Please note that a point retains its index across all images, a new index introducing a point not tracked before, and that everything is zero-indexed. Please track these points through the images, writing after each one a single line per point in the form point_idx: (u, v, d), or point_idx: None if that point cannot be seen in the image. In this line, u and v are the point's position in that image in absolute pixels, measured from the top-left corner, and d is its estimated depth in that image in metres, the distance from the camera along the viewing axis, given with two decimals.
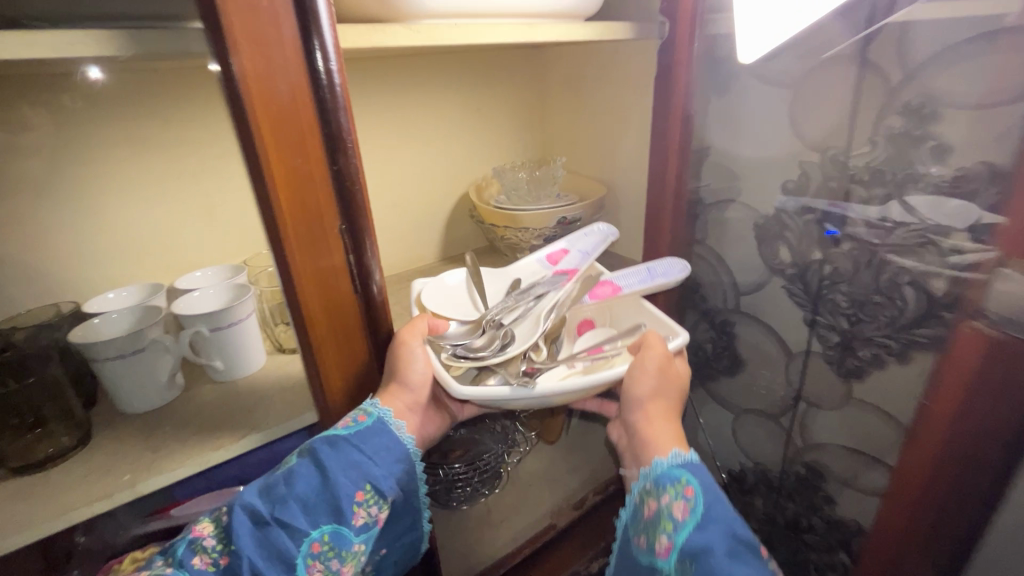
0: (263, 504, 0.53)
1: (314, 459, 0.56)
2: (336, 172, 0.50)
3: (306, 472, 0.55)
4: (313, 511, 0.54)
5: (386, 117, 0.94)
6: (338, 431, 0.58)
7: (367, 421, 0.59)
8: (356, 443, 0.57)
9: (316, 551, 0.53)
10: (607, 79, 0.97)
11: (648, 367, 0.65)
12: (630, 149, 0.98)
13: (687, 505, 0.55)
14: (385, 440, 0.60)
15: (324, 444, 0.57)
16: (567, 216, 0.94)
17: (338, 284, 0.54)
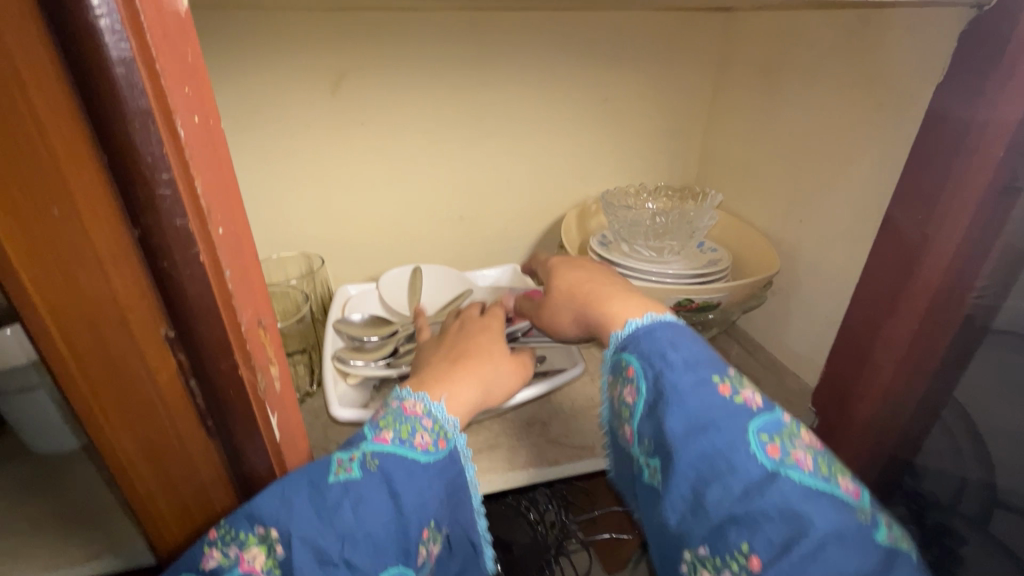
0: (319, 555, 0.32)
1: (384, 485, 0.35)
2: (147, 243, 0.25)
3: (378, 507, 0.34)
4: (377, 556, 0.33)
5: (463, 100, 0.65)
6: (409, 449, 0.37)
7: (445, 453, 0.39)
8: (432, 475, 0.37)
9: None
10: (830, 76, 0.54)
11: (619, 294, 0.46)
12: (841, 204, 0.55)
13: (637, 386, 0.39)
14: (461, 476, 0.40)
15: (396, 463, 0.36)
16: (693, 300, 0.58)
17: (174, 426, 0.30)
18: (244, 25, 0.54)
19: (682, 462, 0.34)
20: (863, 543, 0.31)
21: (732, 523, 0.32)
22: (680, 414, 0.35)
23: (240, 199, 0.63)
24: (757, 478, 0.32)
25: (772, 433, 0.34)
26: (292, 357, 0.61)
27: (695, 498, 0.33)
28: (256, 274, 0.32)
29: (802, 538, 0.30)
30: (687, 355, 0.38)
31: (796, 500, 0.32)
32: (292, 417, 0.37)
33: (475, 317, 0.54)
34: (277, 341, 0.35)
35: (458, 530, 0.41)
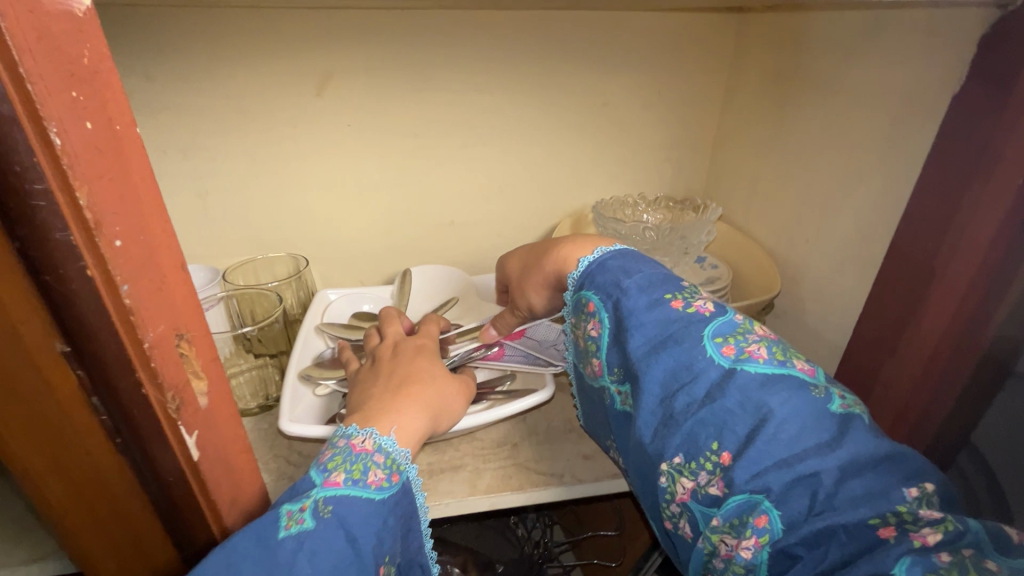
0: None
1: (342, 529, 0.34)
2: (28, 255, 0.24)
3: (338, 554, 0.33)
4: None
5: (454, 104, 0.62)
6: (363, 488, 0.36)
7: (398, 487, 0.38)
8: (387, 512, 0.37)
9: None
10: (844, 82, 0.49)
11: (560, 242, 0.50)
12: (848, 224, 0.50)
13: (600, 323, 0.42)
14: (413, 508, 0.40)
15: (353, 506, 0.35)
16: None
17: (81, 439, 0.29)
18: (228, 25, 0.54)
19: (648, 373, 0.36)
20: (819, 417, 0.31)
21: (699, 425, 0.33)
22: (640, 333, 0.38)
23: (227, 200, 0.62)
24: (715, 376, 0.34)
25: (726, 334, 0.36)
26: (262, 360, 0.61)
27: (666, 412, 0.35)
28: (180, 287, 0.30)
29: (764, 422, 0.31)
30: (641, 279, 0.41)
31: (754, 388, 0.33)
32: (227, 436, 0.35)
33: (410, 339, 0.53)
34: (209, 355, 0.33)
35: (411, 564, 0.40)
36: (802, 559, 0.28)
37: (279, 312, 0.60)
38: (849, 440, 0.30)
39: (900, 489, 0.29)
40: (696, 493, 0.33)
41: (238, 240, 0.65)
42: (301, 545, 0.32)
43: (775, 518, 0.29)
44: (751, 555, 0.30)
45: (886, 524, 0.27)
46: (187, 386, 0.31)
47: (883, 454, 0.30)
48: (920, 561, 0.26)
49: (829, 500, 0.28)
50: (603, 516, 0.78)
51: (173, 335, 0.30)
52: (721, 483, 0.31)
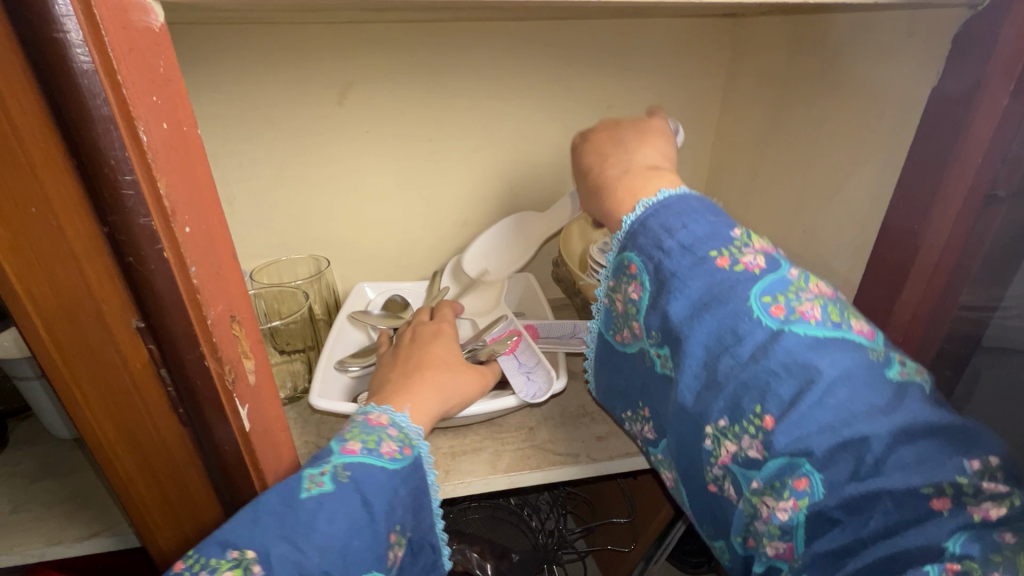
0: (296, 569, 0.33)
1: (358, 496, 0.36)
2: (115, 240, 0.27)
3: (353, 520, 0.35)
4: (350, 565, 0.34)
5: (467, 110, 0.66)
6: (379, 459, 0.38)
7: (411, 459, 0.40)
8: (398, 482, 0.38)
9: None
10: (835, 79, 0.53)
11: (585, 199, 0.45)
12: (842, 212, 0.53)
13: (639, 284, 0.38)
14: (424, 478, 0.42)
15: (369, 476, 0.37)
16: None
17: (148, 408, 0.32)
18: (254, 39, 0.57)
19: (691, 338, 0.35)
20: (876, 386, 0.31)
21: (744, 389, 0.32)
22: (683, 298, 0.35)
23: (253, 205, 0.66)
24: (762, 339, 0.33)
25: (776, 293, 0.34)
26: (290, 355, 0.64)
27: (706, 374, 0.34)
28: (232, 273, 0.33)
29: (812, 386, 0.31)
30: (685, 236, 0.37)
31: (802, 352, 0.32)
32: (271, 412, 0.38)
33: (427, 327, 0.56)
34: (254, 337, 0.36)
35: (421, 535, 0.42)
36: (841, 523, 0.30)
37: (306, 309, 0.64)
38: (906, 411, 0.30)
39: (959, 461, 0.29)
40: (736, 457, 0.33)
41: (264, 242, 0.69)
42: (316, 508, 0.34)
43: (815, 481, 0.30)
44: (789, 517, 0.31)
45: (938, 495, 0.29)
46: (240, 362, 0.34)
47: (939, 426, 0.30)
48: (973, 534, 0.28)
49: (876, 465, 0.29)
50: (617, 503, 0.80)
51: (228, 315, 0.33)
52: (760, 447, 0.31)
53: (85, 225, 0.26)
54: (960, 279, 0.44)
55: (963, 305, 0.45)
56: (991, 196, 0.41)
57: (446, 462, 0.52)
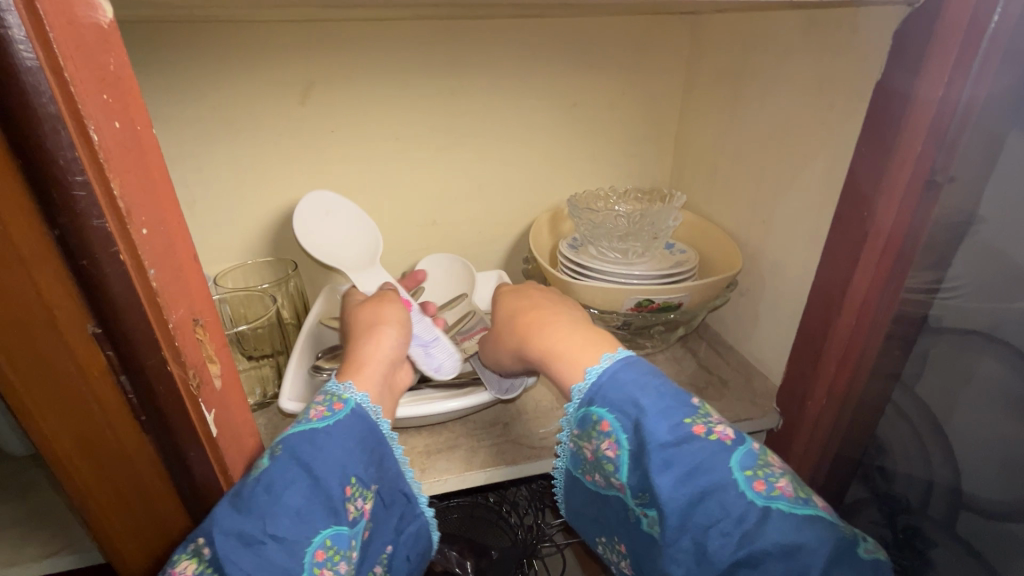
0: (242, 538, 0.33)
1: (295, 460, 0.37)
2: (67, 244, 0.26)
3: (294, 481, 0.36)
4: (304, 520, 0.35)
5: (433, 109, 0.66)
6: (307, 423, 0.39)
7: (344, 412, 0.41)
8: (338, 437, 0.39)
9: (323, 560, 0.35)
10: (788, 74, 0.55)
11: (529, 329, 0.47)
12: (798, 203, 0.55)
13: (616, 442, 0.38)
14: (372, 428, 0.42)
15: (300, 441, 0.38)
16: (653, 301, 0.58)
17: (107, 418, 0.32)
18: (211, 37, 0.56)
19: (681, 515, 0.35)
20: (850, 562, 0.33)
21: (736, 567, 0.33)
22: (667, 466, 0.35)
23: (215, 208, 0.64)
24: (751, 519, 0.33)
25: (755, 468, 0.35)
26: (259, 361, 0.63)
27: (696, 548, 0.34)
28: (195, 275, 0.33)
29: (800, 566, 0.32)
30: (659, 401, 0.38)
31: (787, 534, 0.33)
32: (239, 418, 0.38)
33: (371, 309, 0.53)
34: (220, 341, 0.35)
35: (390, 488, 0.43)
36: None
37: (274, 313, 0.62)
38: None
39: None
40: None
41: (228, 246, 0.67)
42: (258, 480, 0.35)
43: None
44: None
45: None
46: (205, 367, 0.33)
47: None
48: None
49: None
50: None
51: (192, 319, 0.32)
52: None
53: (35, 227, 0.26)
54: (905, 262, 0.46)
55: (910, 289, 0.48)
56: (930, 180, 0.42)
57: (422, 461, 0.52)
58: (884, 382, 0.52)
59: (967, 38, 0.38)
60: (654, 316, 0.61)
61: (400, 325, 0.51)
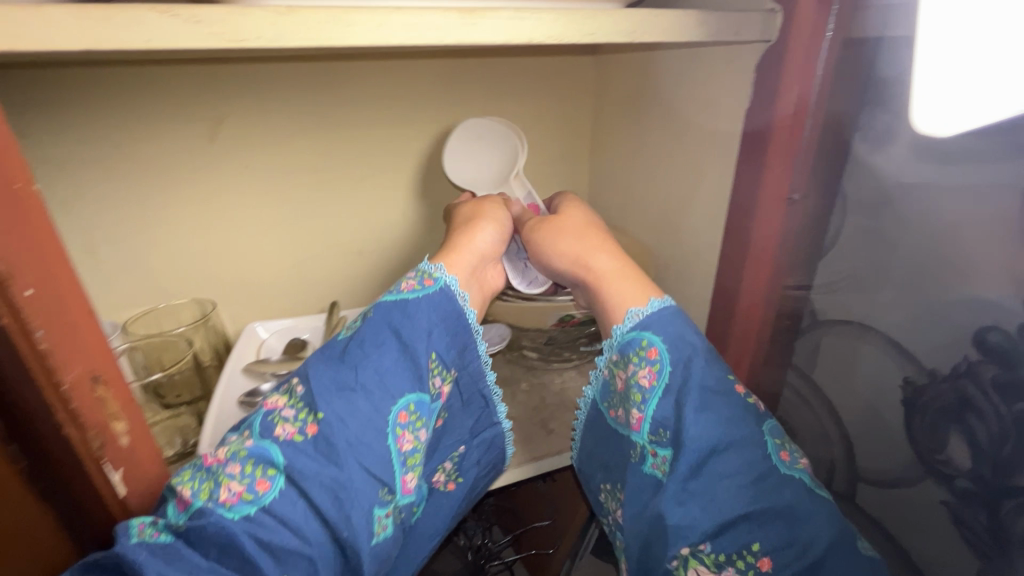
0: (337, 384, 0.40)
1: (387, 325, 0.43)
2: None
3: (384, 344, 0.43)
4: (390, 379, 0.41)
5: (348, 140, 0.66)
6: (400, 294, 0.46)
7: (433, 288, 0.47)
8: (427, 316, 0.45)
9: (405, 421, 0.41)
10: (680, 100, 0.60)
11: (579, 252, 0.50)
12: (697, 217, 0.60)
13: (656, 370, 0.42)
14: (456, 312, 0.47)
15: (393, 309, 0.44)
16: (575, 314, 0.61)
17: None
18: (105, 76, 0.54)
19: (709, 456, 0.39)
20: (855, 548, 0.37)
21: (743, 519, 0.37)
22: (713, 404, 0.40)
23: (120, 251, 0.61)
24: (776, 473, 0.39)
25: (783, 441, 0.41)
26: (176, 408, 0.60)
27: (706, 490, 0.38)
28: (91, 331, 0.32)
29: (798, 525, 0.37)
30: (706, 351, 0.43)
31: (799, 498, 0.38)
32: (150, 474, 0.37)
33: (473, 206, 0.56)
34: (126, 395, 0.34)
35: (468, 382, 0.49)
36: None
37: (189, 358, 0.60)
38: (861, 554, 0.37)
39: None
40: None
41: (136, 289, 0.64)
42: (355, 342, 0.42)
43: None
44: None
45: None
46: (108, 426, 0.33)
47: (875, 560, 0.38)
48: None
49: None
50: (538, 508, 0.83)
51: (89, 378, 0.31)
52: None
53: None
54: (778, 259, 0.55)
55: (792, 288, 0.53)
56: (789, 200, 0.52)
57: None
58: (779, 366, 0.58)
59: (807, 64, 0.47)
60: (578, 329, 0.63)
61: (497, 224, 0.54)
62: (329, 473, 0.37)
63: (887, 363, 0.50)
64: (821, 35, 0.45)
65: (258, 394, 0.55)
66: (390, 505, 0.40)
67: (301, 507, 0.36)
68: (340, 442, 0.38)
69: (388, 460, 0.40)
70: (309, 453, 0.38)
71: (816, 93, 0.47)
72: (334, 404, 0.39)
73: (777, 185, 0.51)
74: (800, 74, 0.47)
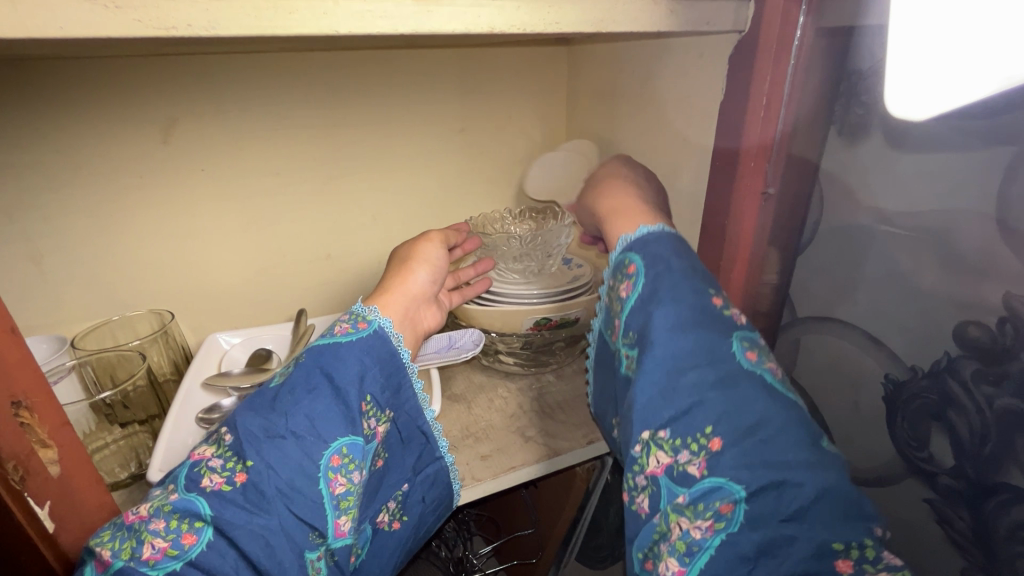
0: (265, 431, 0.37)
1: (318, 368, 0.41)
2: None
3: (316, 388, 0.40)
4: (321, 424, 0.39)
5: (312, 140, 0.63)
6: (332, 337, 0.43)
7: (367, 331, 0.45)
8: (362, 353, 0.43)
9: (338, 465, 0.38)
10: (651, 98, 0.59)
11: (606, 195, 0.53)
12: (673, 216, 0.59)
13: (632, 282, 0.44)
14: (393, 353, 0.45)
15: (324, 351, 0.42)
16: (551, 318, 0.59)
17: None
18: (47, 76, 0.51)
19: (670, 350, 0.38)
20: (808, 444, 0.35)
21: (695, 408, 0.36)
22: (682, 306, 0.40)
23: (68, 262, 0.58)
24: (735, 369, 0.37)
25: (753, 344, 0.39)
26: (129, 428, 0.56)
27: (665, 381, 0.37)
28: (12, 351, 0.29)
29: (755, 433, 0.34)
30: (684, 264, 0.42)
31: (756, 396, 0.36)
32: (88, 502, 0.34)
33: (409, 244, 0.55)
34: (60, 420, 0.32)
35: (407, 421, 0.47)
36: (752, 563, 0.32)
37: (143, 374, 0.55)
38: (827, 472, 0.34)
39: (857, 531, 0.32)
40: (672, 469, 0.36)
41: (87, 301, 0.60)
42: (288, 385, 0.40)
43: (735, 506, 0.33)
44: (703, 536, 0.33)
45: (844, 557, 0.31)
46: (32, 455, 0.30)
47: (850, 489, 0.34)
48: None
49: (795, 514, 0.32)
50: (521, 515, 0.81)
51: (8, 403, 0.29)
52: (701, 465, 0.35)
53: None
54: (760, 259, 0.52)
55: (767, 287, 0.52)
56: (765, 194, 0.49)
57: None
58: None
59: (779, 53, 0.44)
60: (555, 333, 0.62)
61: (431, 266, 0.53)
62: (259, 520, 0.35)
63: (868, 360, 0.49)
64: (792, 22, 0.43)
65: (218, 410, 0.52)
66: (323, 547, 0.37)
67: (230, 559, 0.34)
68: (272, 490, 0.36)
69: (320, 505, 0.37)
70: (238, 504, 0.35)
71: (789, 85, 0.45)
72: (259, 453, 0.36)
73: (752, 179, 0.48)
74: (771, 64, 0.44)
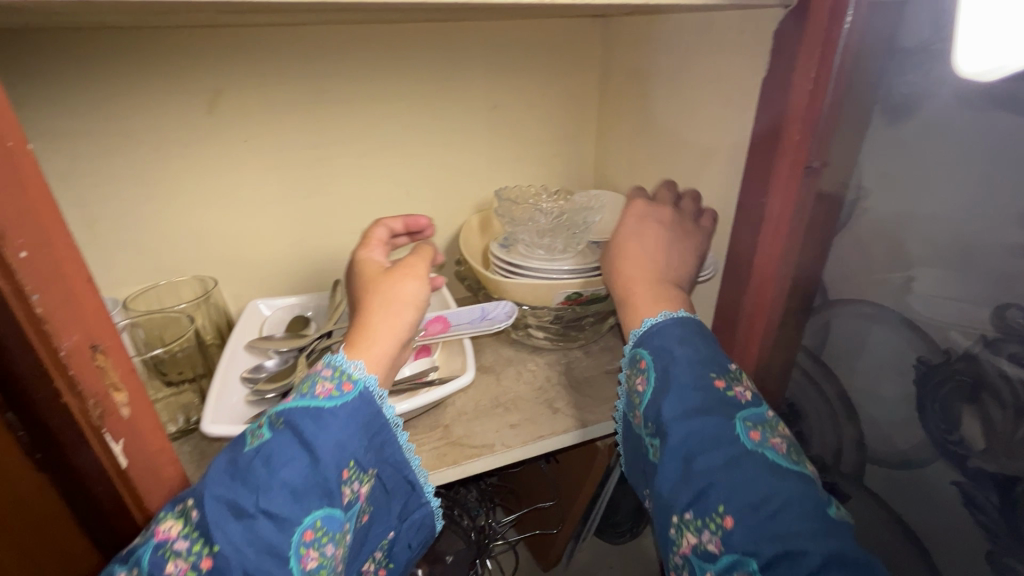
0: (232, 509, 0.34)
1: (297, 436, 0.38)
2: None
3: (293, 458, 0.37)
4: (298, 499, 0.36)
5: (350, 112, 0.65)
6: (314, 400, 0.40)
7: (352, 394, 0.41)
8: (342, 417, 0.40)
9: (311, 540, 0.36)
10: (689, 75, 0.59)
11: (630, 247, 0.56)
12: (709, 194, 0.59)
13: (646, 378, 0.45)
14: (376, 414, 0.43)
15: (302, 415, 0.39)
16: (582, 293, 0.60)
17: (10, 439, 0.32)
18: (104, 44, 0.53)
19: (680, 439, 0.40)
20: (814, 510, 0.36)
21: (712, 486, 0.37)
22: (683, 398, 0.41)
23: (121, 227, 0.60)
24: (739, 453, 0.38)
25: (754, 421, 0.40)
26: (178, 386, 0.59)
27: (683, 466, 0.39)
28: (91, 298, 0.31)
29: (768, 507, 0.35)
30: (686, 354, 0.44)
31: (760, 479, 0.36)
32: (154, 445, 0.36)
33: (387, 282, 0.48)
34: (128, 365, 0.34)
35: (392, 473, 0.45)
36: None
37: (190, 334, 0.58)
38: (839, 540, 0.34)
39: None
40: (697, 548, 0.37)
41: (138, 264, 0.63)
42: (262, 453, 0.37)
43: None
44: None
45: None
46: (107, 396, 0.32)
47: (865, 556, 0.34)
48: None
49: None
50: (541, 489, 0.83)
51: (87, 347, 0.31)
52: (718, 542, 0.36)
53: None
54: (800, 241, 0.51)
55: (802, 266, 0.52)
56: (808, 167, 0.47)
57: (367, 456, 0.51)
58: (788, 351, 0.57)
59: (829, 36, 0.43)
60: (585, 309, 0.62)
61: (417, 308, 0.48)
62: None
63: (901, 342, 0.48)
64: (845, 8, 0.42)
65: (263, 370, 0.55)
66: None
67: None
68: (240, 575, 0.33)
69: None
70: None
71: (840, 63, 0.43)
72: (229, 530, 0.34)
73: (797, 152, 0.47)
74: (821, 44, 0.43)
